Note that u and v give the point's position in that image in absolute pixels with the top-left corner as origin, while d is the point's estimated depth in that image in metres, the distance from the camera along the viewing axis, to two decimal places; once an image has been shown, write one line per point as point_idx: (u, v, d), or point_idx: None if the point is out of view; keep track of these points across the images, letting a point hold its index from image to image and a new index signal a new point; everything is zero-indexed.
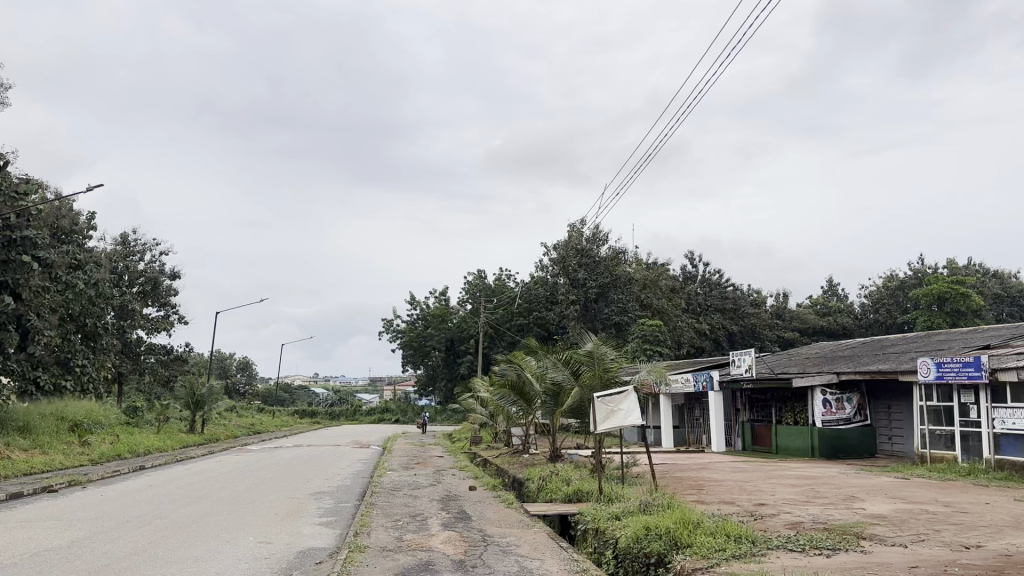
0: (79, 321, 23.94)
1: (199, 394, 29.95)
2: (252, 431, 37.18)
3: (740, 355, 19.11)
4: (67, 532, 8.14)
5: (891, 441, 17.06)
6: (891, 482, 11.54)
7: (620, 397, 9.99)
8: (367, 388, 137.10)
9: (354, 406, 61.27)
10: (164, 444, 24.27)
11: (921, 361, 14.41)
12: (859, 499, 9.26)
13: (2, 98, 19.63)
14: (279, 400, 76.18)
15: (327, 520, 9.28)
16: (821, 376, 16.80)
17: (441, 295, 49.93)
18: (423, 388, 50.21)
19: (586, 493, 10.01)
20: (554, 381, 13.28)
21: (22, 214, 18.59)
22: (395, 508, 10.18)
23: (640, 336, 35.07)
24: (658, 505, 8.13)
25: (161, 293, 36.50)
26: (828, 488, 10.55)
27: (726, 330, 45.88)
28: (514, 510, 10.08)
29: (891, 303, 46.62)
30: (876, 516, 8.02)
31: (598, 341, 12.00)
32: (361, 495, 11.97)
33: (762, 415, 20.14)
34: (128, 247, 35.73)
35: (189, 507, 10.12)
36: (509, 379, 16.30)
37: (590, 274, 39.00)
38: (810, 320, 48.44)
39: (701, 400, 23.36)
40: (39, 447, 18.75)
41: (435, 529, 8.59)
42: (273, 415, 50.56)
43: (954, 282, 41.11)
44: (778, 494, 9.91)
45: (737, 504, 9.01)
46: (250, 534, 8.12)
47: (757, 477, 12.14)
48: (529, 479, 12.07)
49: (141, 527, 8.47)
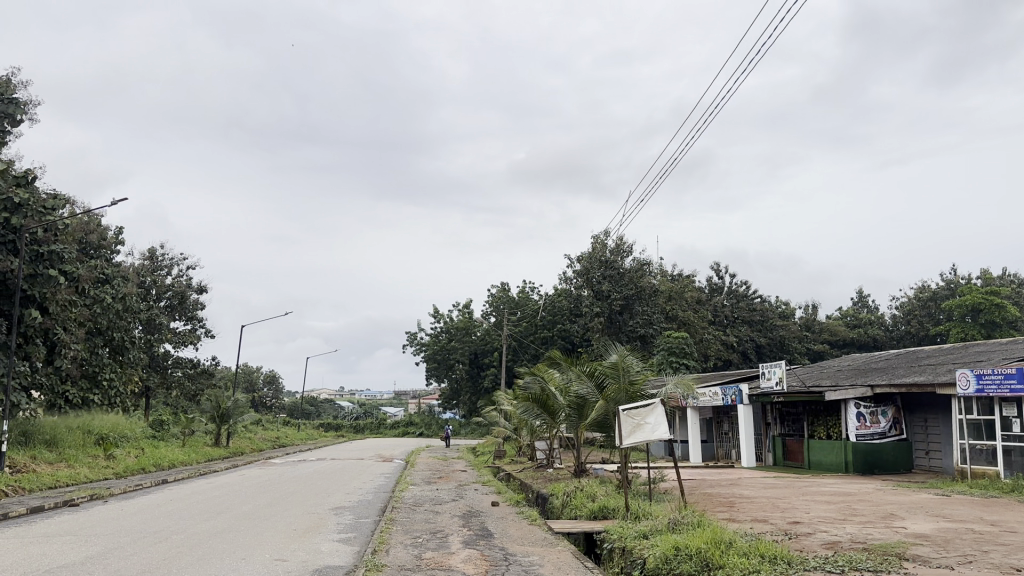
0: (106, 335, 24.08)
1: (225, 407, 30.01)
2: (276, 444, 37.13)
3: (770, 368, 18.69)
4: (82, 548, 7.99)
5: (928, 455, 16.52)
6: (931, 499, 11.07)
7: (647, 410, 9.68)
8: (393, 401, 137.18)
9: (378, 419, 61.18)
10: (189, 457, 24.23)
11: (960, 373, 13.89)
12: (898, 518, 8.86)
13: (30, 113, 19.87)
14: (305, 413, 76.46)
15: (347, 537, 9.05)
16: (854, 390, 16.32)
17: (464, 307, 49.76)
18: (447, 401, 50.02)
19: (613, 510, 9.69)
20: (578, 394, 13.01)
21: (51, 228, 18.64)
22: (415, 524, 9.94)
23: (665, 348, 34.66)
24: (688, 523, 7.81)
25: (188, 307, 36.60)
26: (867, 506, 10.13)
27: (754, 342, 45.21)
28: (538, 528, 9.79)
29: (924, 314, 45.76)
30: (918, 535, 7.62)
31: (623, 352, 11.68)
32: (382, 510, 11.71)
33: (794, 429, 19.65)
34: (156, 261, 35.98)
35: (208, 523, 9.96)
36: (533, 392, 16.01)
37: (614, 287, 38.28)
38: (840, 332, 47.64)
39: (730, 414, 22.89)
40: (64, 460, 18.72)
41: (455, 547, 8.33)
42: (299, 428, 50.65)
43: (989, 292, 40.23)
44: (813, 512, 9.52)
45: (770, 522, 8.66)
46: (265, 551, 7.92)
47: (790, 494, 11.73)
48: (554, 495, 11.76)
49: (157, 543, 8.30)
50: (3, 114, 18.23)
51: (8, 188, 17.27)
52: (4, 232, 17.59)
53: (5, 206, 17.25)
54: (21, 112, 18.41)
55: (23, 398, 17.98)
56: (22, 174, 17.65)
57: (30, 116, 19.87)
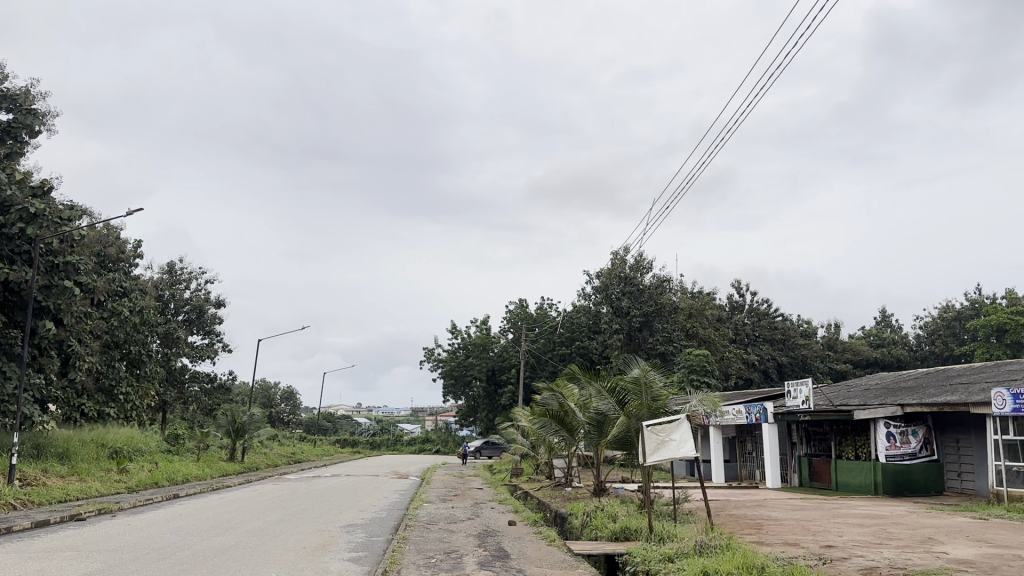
0: (124, 348, 24.07)
1: (240, 422, 29.77)
2: (292, 460, 36.87)
3: (796, 386, 18.17)
4: (80, 564, 7.70)
5: (960, 477, 15.85)
6: (968, 522, 10.51)
7: (671, 426, 9.25)
8: (411, 419, 136.70)
9: (395, 436, 60.83)
10: (203, 472, 23.99)
11: (995, 392, 13.29)
12: (938, 542, 8.36)
13: (49, 124, 19.91)
14: (324, 429, 76.12)
15: (358, 555, 8.70)
16: (883, 409, 15.75)
17: (483, 323, 49.37)
18: (464, 418, 49.65)
19: (635, 531, 9.26)
20: (598, 411, 12.65)
21: (66, 240, 18.56)
22: (429, 544, 9.58)
23: (686, 365, 34.11)
24: (715, 546, 7.38)
25: (206, 321, 36.47)
26: (902, 529, 9.61)
27: (775, 360, 44.47)
28: (557, 548, 9.39)
29: (948, 334, 45.07)
30: (963, 561, 7.11)
31: (646, 367, 11.22)
32: (395, 528, 11.40)
33: (820, 449, 19.08)
34: (174, 275, 36.01)
35: (216, 539, 9.68)
36: (550, 408, 15.65)
37: (634, 303, 37.91)
38: (865, 351, 46.66)
39: (753, 433, 22.35)
40: (76, 473, 18.54)
41: (471, 568, 7.91)
42: (314, 445, 50.33)
43: (1016, 312, 39.35)
44: (846, 535, 9.04)
45: (802, 546, 8.20)
46: (272, 570, 7.57)
47: (820, 517, 11.22)
48: (573, 515, 11.35)
49: (161, 560, 8.02)
50: (21, 126, 18.25)
51: (25, 199, 17.17)
52: (19, 242, 17.50)
53: (21, 217, 17.10)
54: (39, 122, 18.43)
55: (35, 411, 17.82)
56: (38, 185, 17.62)
57: (48, 128, 19.92)
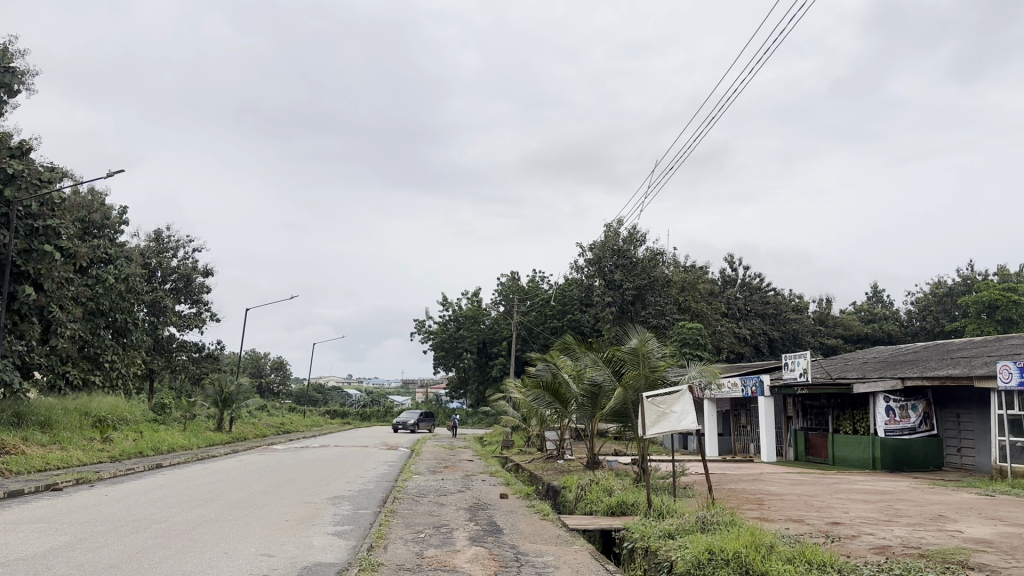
0: (108, 316, 23.47)
1: (228, 391, 29.24)
2: (281, 431, 36.50)
3: (795, 359, 17.88)
4: (48, 538, 7.22)
5: (960, 452, 15.63)
6: (973, 499, 10.21)
7: (672, 398, 8.85)
8: (402, 390, 137.31)
9: (386, 407, 60.84)
10: (189, 441, 23.59)
11: (1001, 365, 12.91)
12: (950, 520, 8.01)
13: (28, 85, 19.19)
14: (313, 400, 75.96)
15: (343, 530, 8.28)
16: (883, 382, 15.46)
17: (474, 295, 48.95)
18: (455, 389, 49.55)
19: (632, 505, 8.93)
20: (593, 381, 12.25)
21: (45, 202, 17.94)
22: (417, 518, 9.18)
23: (679, 339, 33.88)
24: (718, 523, 7.01)
25: (194, 290, 35.84)
26: (910, 506, 9.26)
27: (766, 335, 44.45)
28: (551, 523, 9.04)
29: (939, 310, 44.96)
30: (979, 541, 6.76)
31: (645, 336, 10.91)
32: (383, 501, 10.99)
33: (817, 423, 18.82)
34: (162, 243, 35.34)
35: (195, 510, 9.27)
36: (543, 379, 15.27)
37: (627, 276, 37.36)
38: (856, 327, 46.59)
39: (748, 407, 22.14)
40: (56, 442, 18.05)
41: (461, 543, 7.52)
42: (305, 416, 50.02)
43: (1007, 289, 39.23)
44: (853, 512, 8.69)
45: (808, 522, 7.88)
46: (250, 545, 7.10)
47: (824, 492, 10.87)
48: (566, 488, 10.96)
49: (134, 534, 7.53)
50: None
51: (1, 159, 16.59)
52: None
53: None
54: (16, 81, 17.67)
55: (16, 377, 17.39)
56: (18, 145, 16.97)
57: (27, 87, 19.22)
